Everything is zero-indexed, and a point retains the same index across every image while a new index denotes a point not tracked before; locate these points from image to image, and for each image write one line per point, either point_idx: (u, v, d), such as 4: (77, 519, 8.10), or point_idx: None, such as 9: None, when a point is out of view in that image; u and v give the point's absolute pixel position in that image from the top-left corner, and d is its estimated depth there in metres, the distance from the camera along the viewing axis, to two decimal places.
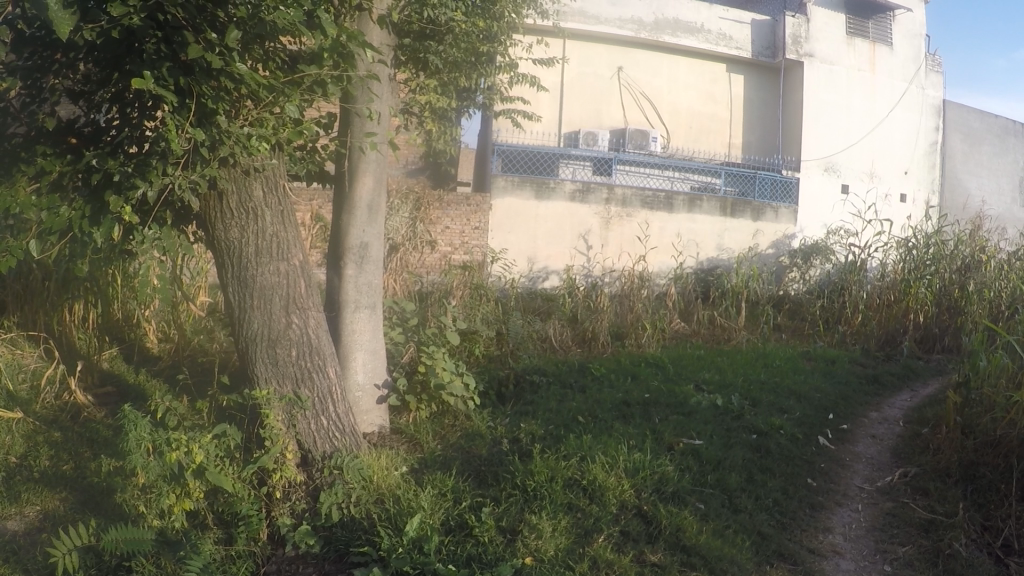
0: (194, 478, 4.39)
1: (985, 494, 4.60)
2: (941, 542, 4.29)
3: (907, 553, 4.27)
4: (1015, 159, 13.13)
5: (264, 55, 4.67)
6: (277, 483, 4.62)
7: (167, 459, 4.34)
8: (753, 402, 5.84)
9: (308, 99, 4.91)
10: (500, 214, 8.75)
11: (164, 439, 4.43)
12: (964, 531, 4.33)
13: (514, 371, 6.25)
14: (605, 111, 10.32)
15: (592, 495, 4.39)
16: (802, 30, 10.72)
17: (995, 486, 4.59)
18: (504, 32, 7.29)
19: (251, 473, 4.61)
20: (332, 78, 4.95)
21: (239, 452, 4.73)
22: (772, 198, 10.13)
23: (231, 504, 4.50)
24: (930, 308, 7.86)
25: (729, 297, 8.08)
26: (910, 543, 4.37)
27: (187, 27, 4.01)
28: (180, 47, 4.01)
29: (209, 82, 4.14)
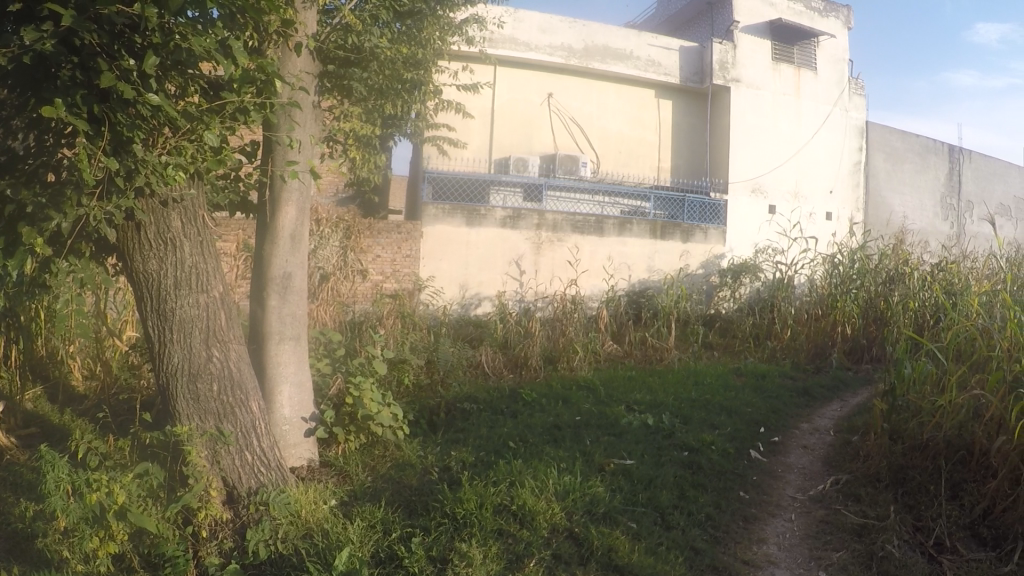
0: (116, 520, 4.20)
1: (915, 495, 4.58)
2: (874, 545, 4.24)
3: (841, 558, 4.24)
4: (937, 176, 13.44)
5: (184, 81, 4.54)
6: (203, 521, 4.51)
7: (86, 500, 4.14)
8: (684, 420, 5.80)
9: (230, 127, 4.80)
10: (432, 242, 8.61)
11: (84, 479, 4.23)
12: (896, 533, 4.29)
13: (444, 400, 6.12)
14: (535, 137, 10.29)
15: (523, 520, 4.26)
16: (728, 57, 10.86)
17: (924, 487, 4.60)
18: (432, 55, 7.23)
19: (175, 512, 4.48)
20: (255, 106, 4.82)
21: (163, 491, 4.59)
22: (701, 220, 10.25)
23: (157, 545, 4.36)
24: (857, 321, 7.94)
25: (660, 319, 8.05)
26: (843, 548, 4.34)
27: (102, 53, 3.90)
28: (96, 74, 3.89)
29: (126, 110, 4.00)
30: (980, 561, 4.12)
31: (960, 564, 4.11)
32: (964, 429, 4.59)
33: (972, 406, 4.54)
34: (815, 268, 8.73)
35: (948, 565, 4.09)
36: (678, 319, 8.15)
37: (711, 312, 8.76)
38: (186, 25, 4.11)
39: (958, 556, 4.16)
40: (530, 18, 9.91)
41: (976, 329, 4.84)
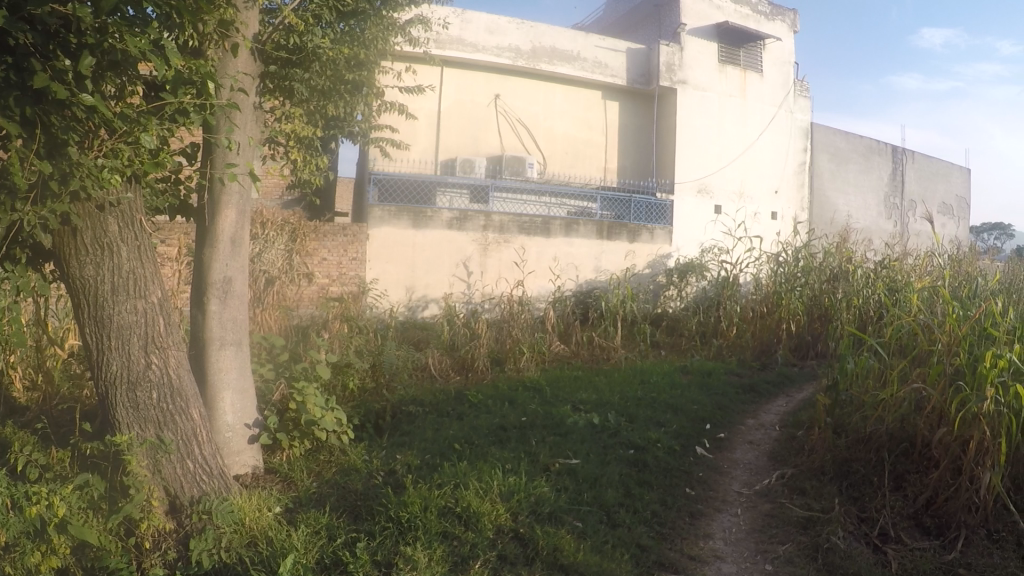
0: (59, 532, 4.09)
1: (859, 487, 4.66)
2: (819, 537, 4.28)
3: (787, 551, 4.28)
4: (880, 176, 13.61)
5: (121, 82, 4.44)
6: (146, 532, 4.39)
7: (28, 513, 3.99)
8: (630, 418, 5.79)
9: (169, 128, 4.68)
10: (378, 244, 8.52)
11: (24, 492, 4.10)
12: (841, 525, 4.34)
13: (390, 404, 6.04)
14: (482, 139, 10.25)
15: (467, 521, 4.19)
16: (675, 58, 10.88)
17: (868, 479, 4.68)
18: (376, 54, 7.16)
19: (117, 523, 4.36)
20: (195, 107, 4.68)
21: (105, 502, 4.45)
22: (647, 220, 10.23)
23: (100, 558, 4.23)
24: (802, 318, 8.02)
25: (607, 318, 8.05)
26: (789, 540, 4.39)
27: (36, 54, 3.81)
28: (30, 75, 3.78)
29: (61, 112, 3.90)
30: (924, 549, 4.18)
31: (904, 552, 4.16)
32: (906, 422, 4.64)
33: (914, 399, 4.59)
34: (759, 266, 8.82)
35: (893, 554, 4.13)
36: (625, 318, 8.16)
37: (658, 312, 8.70)
38: (122, 23, 4.00)
39: (902, 545, 4.22)
40: (477, 19, 9.87)
41: (916, 323, 4.87)
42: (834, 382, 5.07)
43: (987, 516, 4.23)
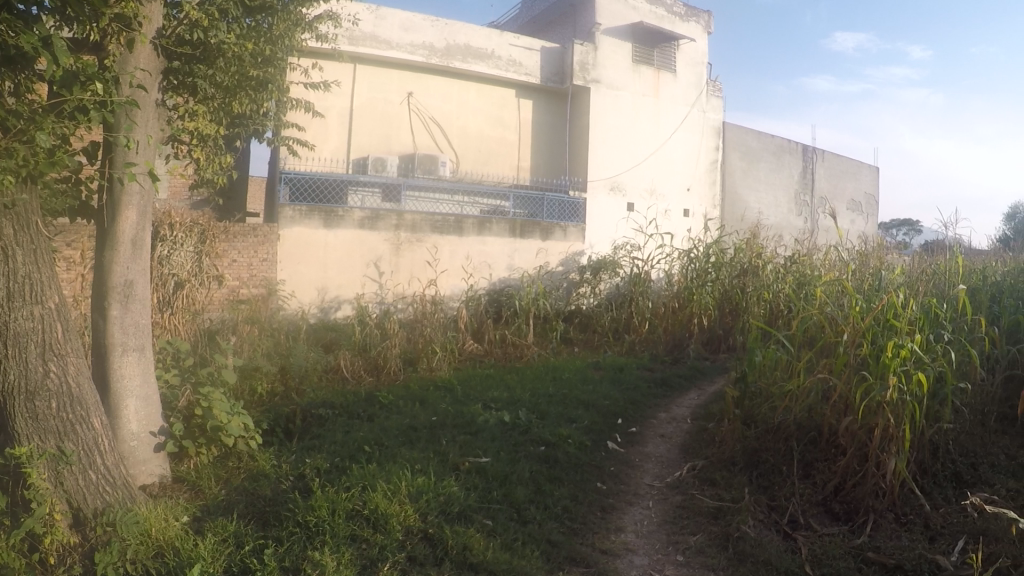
0: None
1: (769, 476, 4.74)
2: (730, 527, 4.34)
3: (698, 542, 4.34)
4: (791, 174, 13.87)
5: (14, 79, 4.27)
6: (50, 547, 4.17)
7: None
8: (541, 415, 5.78)
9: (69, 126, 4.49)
10: (289, 245, 8.35)
11: None
12: (751, 514, 4.40)
13: (299, 407, 5.93)
14: (395, 137, 10.15)
15: (376, 524, 4.11)
16: (589, 58, 10.90)
17: (777, 468, 4.77)
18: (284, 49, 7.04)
19: (19, 538, 4.09)
20: (96, 105, 4.50)
21: (4, 518, 4.25)
22: (560, 218, 10.29)
23: None
24: (713, 313, 8.14)
25: (520, 316, 8.05)
26: (700, 531, 4.45)
27: None
28: None
29: None
30: (833, 535, 4.25)
31: (814, 538, 4.23)
32: (814, 411, 4.77)
33: (821, 389, 4.71)
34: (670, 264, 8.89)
35: (803, 540, 4.19)
36: (537, 316, 8.16)
37: (572, 308, 8.68)
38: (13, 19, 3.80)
39: (812, 531, 4.29)
40: (392, 16, 9.75)
41: (824, 315, 4.95)
42: (742, 373, 5.15)
43: (893, 500, 4.34)
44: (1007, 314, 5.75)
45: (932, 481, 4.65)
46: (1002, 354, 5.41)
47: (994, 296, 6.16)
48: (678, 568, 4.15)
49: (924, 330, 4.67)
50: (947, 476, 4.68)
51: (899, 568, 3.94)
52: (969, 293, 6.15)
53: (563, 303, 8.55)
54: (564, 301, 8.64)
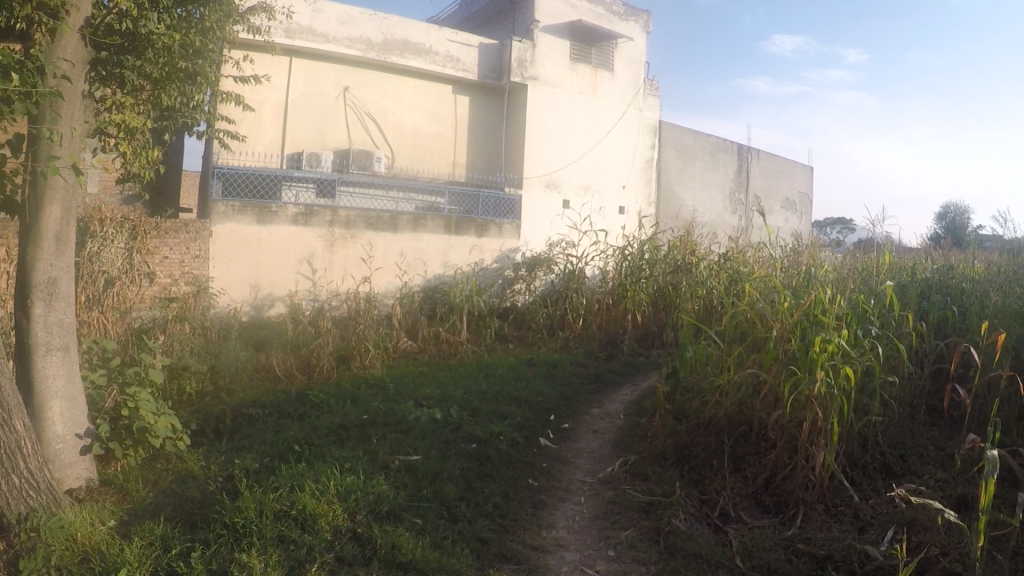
0: None
1: (700, 470, 4.79)
2: (661, 521, 4.38)
3: (629, 536, 4.37)
4: (726, 172, 14.04)
5: None
6: None
7: None
8: (473, 412, 5.78)
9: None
10: (222, 241, 8.21)
11: None
12: (682, 508, 4.43)
13: (228, 407, 5.84)
14: (330, 132, 10.05)
15: (304, 524, 4.05)
16: (527, 55, 10.89)
17: (708, 462, 4.81)
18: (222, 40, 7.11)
19: None
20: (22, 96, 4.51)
21: None
22: (495, 215, 10.31)
23: None
24: (647, 309, 8.22)
25: (455, 313, 8.04)
26: (631, 526, 4.47)
27: None
28: None
29: None
30: (763, 527, 4.29)
31: (744, 531, 4.27)
32: (744, 406, 4.83)
33: (751, 383, 4.77)
34: (605, 261, 8.99)
35: (733, 533, 4.23)
36: (470, 314, 8.15)
37: (506, 305, 8.69)
38: None
39: (742, 524, 4.32)
40: (329, 9, 9.62)
41: (755, 311, 5.01)
42: (674, 369, 5.21)
43: (822, 492, 4.38)
44: (935, 309, 5.86)
45: (862, 473, 4.71)
46: (931, 348, 5.48)
47: (922, 291, 6.27)
48: (609, 563, 4.17)
49: (852, 326, 4.75)
50: (877, 467, 4.74)
51: (830, 559, 3.98)
52: (896, 289, 6.26)
53: (497, 299, 8.59)
54: (497, 298, 8.66)
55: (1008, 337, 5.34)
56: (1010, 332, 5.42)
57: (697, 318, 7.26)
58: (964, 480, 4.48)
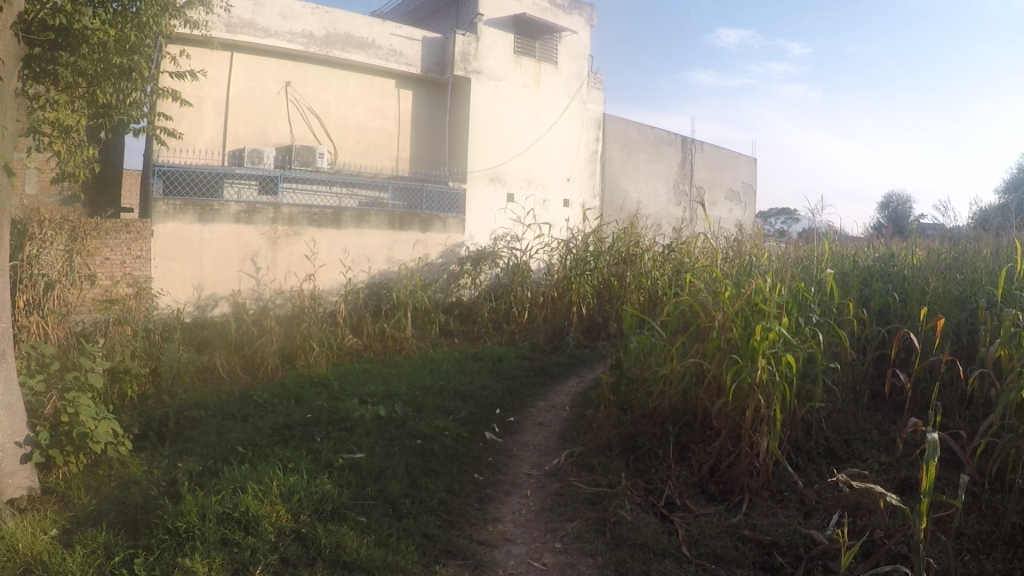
0: None
1: (646, 460, 4.83)
2: (607, 512, 4.40)
3: (576, 528, 4.38)
4: (670, 164, 14.15)
5: None
6: None
7: None
8: (418, 408, 5.76)
9: None
10: (163, 241, 8.05)
11: None
12: (628, 498, 4.46)
13: (171, 409, 5.74)
14: (272, 127, 9.94)
15: (247, 526, 4.01)
16: (471, 48, 10.84)
17: (654, 452, 4.85)
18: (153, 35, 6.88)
19: None
20: None
21: None
22: (439, 210, 10.29)
23: None
24: (592, 301, 8.28)
25: (400, 309, 8.01)
26: (578, 517, 4.49)
27: None
28: None
29: None
30: (709, 515, 4.34)
31: (690, 519, 4.32)
32: (688, 395, 4.87)
33: (695, 372, 4.81)
34: (549, 253, 9.00)
35: (680, 522, 4.27)
36: (414, 310, 8.12)
37: (451, 300, 8.69)
38: None
39: (688, 512, 4.37)
40: (270, 3, 9.48)
41: (698, 301, 5.05)
42: (618, 360, 5.23)
43: (767, 478, 4.45)
44: (876, 295, 5.93)
45: (807, 459, 4.77)
46: (873, 334, 5.55)
47: (862, 279, 6.35)
48: (556, 555, 4.18)
49: (793, 314, 4.81)
50: (821, 452, 4.81)
51: (776, 544, 4.04)
52: (838, 276, 6.33)
53: (442, 294, 8.57)
54: (443, 294, 8.64)
55: (947, 323, 5.43)
56: (949, 318, 5.52)
57: (641, 310, 7.31)
58: (907, 463, 4.56)
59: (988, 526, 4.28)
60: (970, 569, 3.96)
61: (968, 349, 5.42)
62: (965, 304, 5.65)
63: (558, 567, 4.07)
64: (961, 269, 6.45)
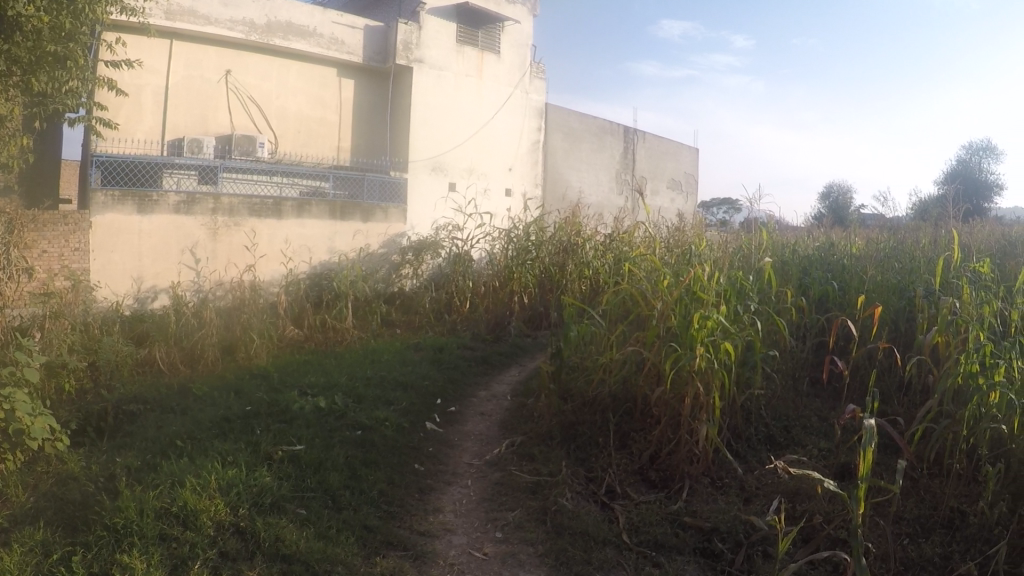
0: None
1: (586, 448, 4.87)
2: (547, 500, 4.42)
3: (516, 517, 4.40)
4: (612, 154, 14.23)
5: None
6: None
7: None
8: (358, 399, 5.73)
9: None
10: (101, 232, 7.91)
11: None
12: (568, 486, 4.50)
13: (109, 404, 5.65)
14: (212, 116, 9.80)
15: (185, 521, 3.96)
16: (413, 37, 10.78)
17: (594, 440, 4.90)
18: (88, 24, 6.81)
19: None
20: None
21: None
22: (381, 200, 10.26)
23: None
24: (533, 290, 8.32)
25: (341, 300, 7.97)
26: (518, 506, 4.50)
27: None
28: None
29: None
30: (649, 501, 4.40)
31: (630, 506, 4.37)
32: (628, 383, 4.93)
33: (635, 360, 4.87)
34: (491, 243, 9.04)
35: (620, 509, 4.31)
36: (355, 300, 8.09)
37: (393, 290, 8.67)
38: None
39: (628, 500, 4.42)
40: None
41: (638, 290, 5.09)
42: (558, 349, 5.26)
43: (706, 465, 4.51)
44: (814, 284, 6.01)
45: (747, 445, 4.84)
46: (812, 322, 5.63)
47: (801, 268, 6.44)
48: (497, 545, 4.20)
49: (730, 302, 4.87)
50: (761, 439, 4.88)
51: (715, 530, 4.11)
52: (777, 265, 6.41)
53: (384, 285, 8.54)
54: (384, 285, 8.61)
55: (884, 311, 5.53)
56: (887, 305, 5.61)
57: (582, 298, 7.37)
58: (846, 448, 4.65)
59: (926, 510, 4.39)
60: (909, 553, 4.11)
61: (906, 336, 5.53)
62: (903, 293, 5.74)
63: (499, 556, 4.09)
64: (898, 258, 6.56)
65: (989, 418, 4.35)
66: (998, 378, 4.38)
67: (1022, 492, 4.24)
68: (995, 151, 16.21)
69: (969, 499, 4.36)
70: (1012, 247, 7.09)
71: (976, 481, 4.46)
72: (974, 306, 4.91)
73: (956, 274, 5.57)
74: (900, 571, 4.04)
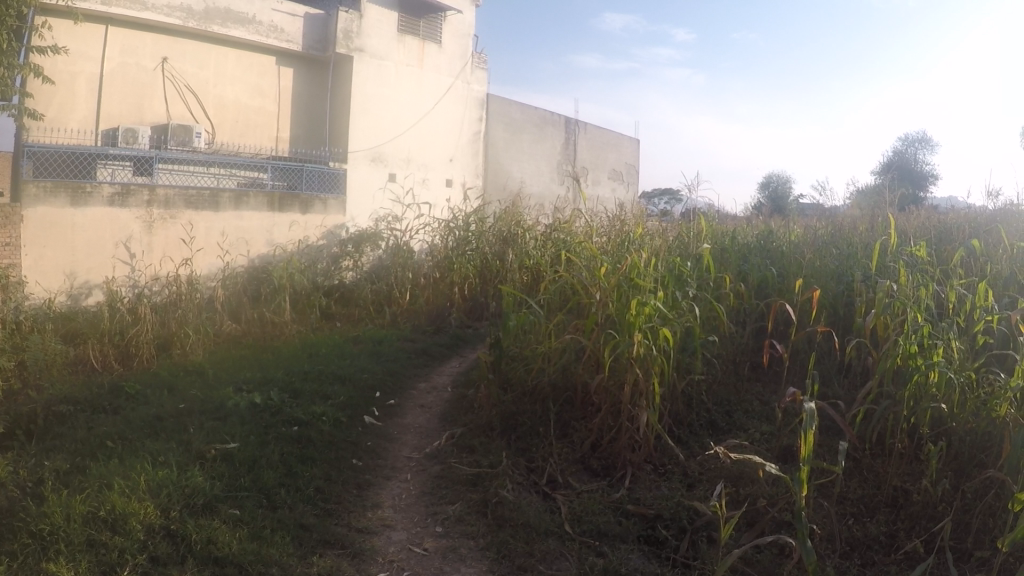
0: None
1: (527, 439, 4.87)
2: (488, 493, 4.40)
3: (456, 510, 4.37)
4: (553, 145, 14.24)
5: None
6: None
7: None
8: (295, 394, 5.66)
9: None
10: (32, 226, 7.69)
11: None
12: (509, 477, 4.48)
13: (38, 405, 5.49)
14: (147, 106, 9.60)
15: (114, 525, 3.86)
16: (353, 26, 10.65)
17: (534, 430, 4.90)
18: (12, 8, 6.69)
19: None
20: None
21: None
22: (320, 190, 10.17)
23: None
24: (474, 281, 8.35)
25: (280, 293, 7.88)
26: (458, 500, 4.48)
27: None
28: None
29: None
30: (592, 490, 4.40)
31: (572, 496, 4.36)
32: (567, 371, 4.95)
33: (574, 349, 4.89)
34: (431, 234, 9.00)
35: (562, 500, 4.31)
36: (293, 292, 8.00)
37: (335, 281, 8.59)
38: None
39: (570, 490, 4.41)
40: None
41: (578, 279, 5.11)
42: (497, 339, 5.23)
43: (648, 452, 4.53)
44: (754, 271, 6.01)
45: (689, 431, 4.86)
46: (752, 309, 5.66)
47: (741, 254, 6.47)
48: (437, 539, 4.16)
49: (670, 289, 4.91)
50: (703, 424, 4.90)
51: (659, 518, 4.13)
52: (716, 252, 6.46)
53: (324, 276, 8.46)
54: (323, 278, 8.51)
55: (823, 296, 5.57)
56: (826, 290, 5.67)
57: (522, 288, 7.38)
58: (787, 432, 4.69)
59: (870, 489, 4.43)
60: (855, 533, 4.15)
61: (845, 320, 5.57)
62: (842, 277, 5.80)
63: (440, 551, 4.05)
64: (836, 244, 6.64)
65: (930, 397, 4.40)
66: (937, 359, 4.41)
67: (964, 468, 4.38)
68: (931, 143, 16.48)
69: (912, 478, 4.41)
70: (946, 233, 7.21)
71: (918, 459, 4.52)
72: (912, 289, 4.96)
73: (894, 258, 5.62)
74: (846, 551, 4.08)
